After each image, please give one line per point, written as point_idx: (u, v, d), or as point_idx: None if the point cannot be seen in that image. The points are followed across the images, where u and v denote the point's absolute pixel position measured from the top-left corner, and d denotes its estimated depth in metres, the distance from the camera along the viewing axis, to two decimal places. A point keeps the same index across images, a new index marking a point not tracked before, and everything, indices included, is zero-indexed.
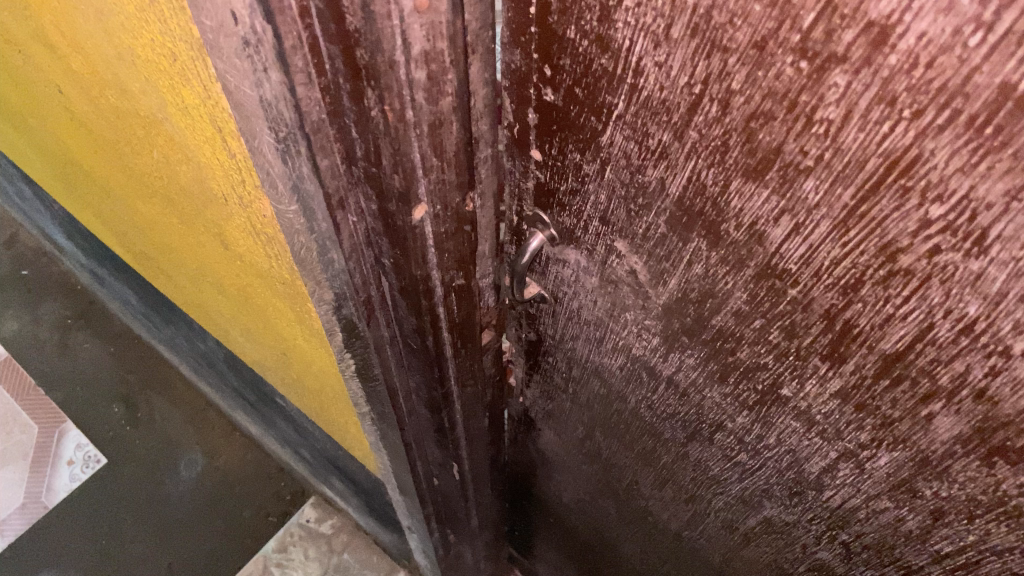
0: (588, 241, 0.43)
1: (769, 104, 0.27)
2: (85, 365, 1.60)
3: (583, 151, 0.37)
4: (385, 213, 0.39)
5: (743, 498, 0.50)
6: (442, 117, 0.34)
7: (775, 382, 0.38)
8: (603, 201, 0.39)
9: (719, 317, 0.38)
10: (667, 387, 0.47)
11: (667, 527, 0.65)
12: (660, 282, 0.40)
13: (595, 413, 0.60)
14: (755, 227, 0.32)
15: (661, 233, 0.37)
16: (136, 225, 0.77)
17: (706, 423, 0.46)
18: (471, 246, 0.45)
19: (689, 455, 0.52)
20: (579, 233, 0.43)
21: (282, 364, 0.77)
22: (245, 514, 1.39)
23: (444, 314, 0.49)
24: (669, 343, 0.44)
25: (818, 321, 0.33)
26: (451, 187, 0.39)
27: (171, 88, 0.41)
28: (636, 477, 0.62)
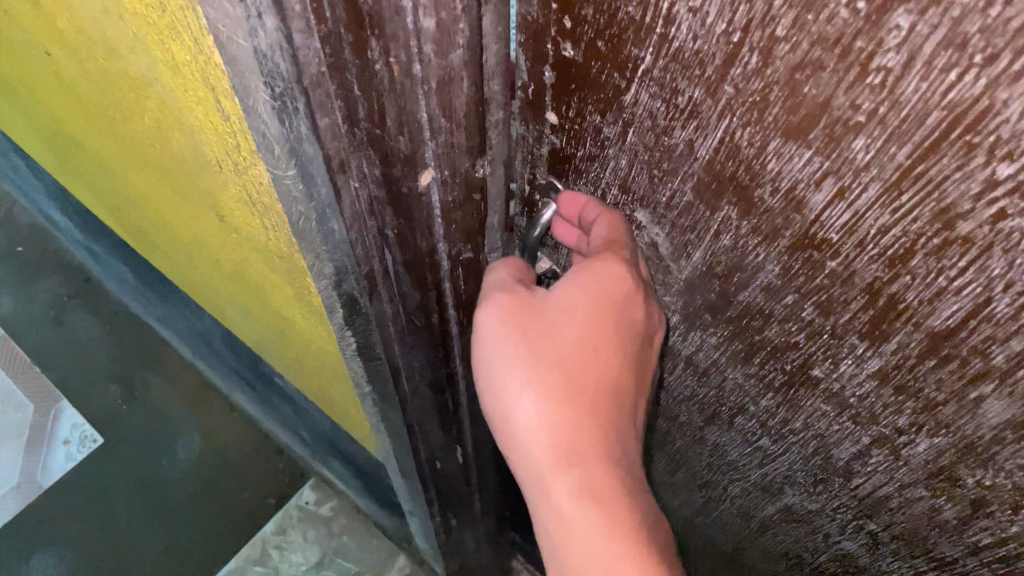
0: None
1: (818, 52, 0.24)
2: (82, 343, 1.57)
3: (604, 112, 0.34)
4: (389, 179, 0.36)
5: (762, 485, 0.48)
6: (451, 72, 0.32)
7: (805, 363, 0.36)
8: (624, 166, 0.36)
9: (747, 293, 0.36)
10: (685, 367, 0.45)
11: (677, 513, 0.63)
12: (683, 255, 0.37)
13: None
14: (794, 193, 0.29)
15: (687, 201, 0.34)
16: (129, 198, 0.74)
17: (726, 405, 0.44)
18: (479, 217, 0.42)
19: (705, 440, 0.49)
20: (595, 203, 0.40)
21: (280, 342, 0.75)
22: (244, 496, 1.37)
23: (449, 290, 0.47)
24: (690, 320, 0.41)
25: (858, 296, 0.30)
26: (459, 152, 0.37)
27: (160, 44, 0.38)
28: (647, 463, 0.60)
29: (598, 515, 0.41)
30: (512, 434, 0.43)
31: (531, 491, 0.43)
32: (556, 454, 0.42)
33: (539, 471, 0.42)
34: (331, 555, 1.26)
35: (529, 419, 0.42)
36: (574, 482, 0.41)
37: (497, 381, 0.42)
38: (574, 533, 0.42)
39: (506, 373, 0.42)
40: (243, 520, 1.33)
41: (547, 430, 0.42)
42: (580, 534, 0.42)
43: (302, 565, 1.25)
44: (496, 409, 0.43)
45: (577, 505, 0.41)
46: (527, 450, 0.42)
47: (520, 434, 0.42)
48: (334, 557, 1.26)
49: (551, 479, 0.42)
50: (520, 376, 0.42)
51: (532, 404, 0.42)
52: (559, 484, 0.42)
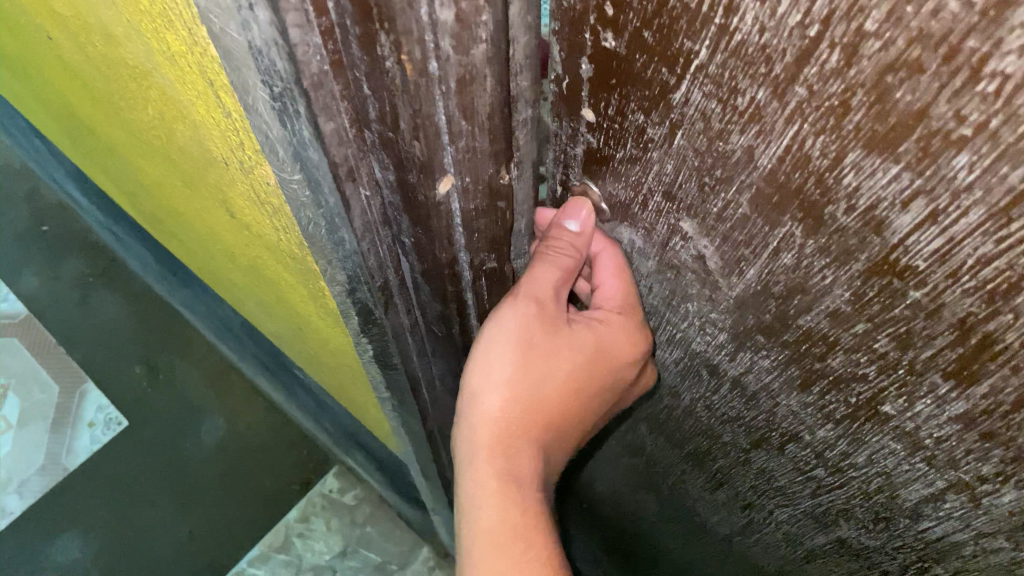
0: (646, 219, 0.36)
1: (917, 51, 0.19)
2: (107, 323, 1.55)
3: (648, 111, 0.30)
4: (405, 184, 0.32)
5: (813, 514, 0.44)
6: (472, 70, 0.27)
7: (874, 398, 0.32)
8: (670, 172, 0.32)
9: (809, 317, 0.31)
10: (732, 389, 0.41)
11: (715, 529, 0.59)
12: (735, 272, 0.33)
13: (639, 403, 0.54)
14: (874, 212, 0.25)
15: (743, 213, 0.30)
16: (142, 185, 0.71)
17: (777, 431, 0.40)
18: (506, 224, 0.38)
19: (751, 462, 0.45)
20: (635, 209, 0.36)
21: (300, 339, 0.72)
22: (268, 482, 1.35)
23: (472, 300, 0.43)
24: (739, 340, 0.37)
25: (946, 331, 0.26)
26: (482, 156, 0.32)
27: (155, 33, 0.35)
28: (683, 478, 0.56)
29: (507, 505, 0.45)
30: (473, 409, 0.46)
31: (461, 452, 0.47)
32: (503, 442, 0.46)
33: (476, 445, 0.46)
34: (355, 545, 1.25)
35: (495, 406, 0.46)
36: (501, 470, 0.46)
37: (483, 365, 0.45)
38: (477, 506, 0.46)
39: (493, 365, 0.45)
40: (269, 505, 1.32)
41: (506, 420, 0.46)
42: (483, 511, 0.45)
43: (326, 554, 1.24)
44: (466, 384, 0.46)
45: (496, 487, 0.45)
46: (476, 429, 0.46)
47: (481, 412, 0.46)
48: (357, 547, 1.25)
49: (483, 459, 0.46)
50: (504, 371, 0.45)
51: (504, 397, 0.45)
52: (490, 464, 0.46)
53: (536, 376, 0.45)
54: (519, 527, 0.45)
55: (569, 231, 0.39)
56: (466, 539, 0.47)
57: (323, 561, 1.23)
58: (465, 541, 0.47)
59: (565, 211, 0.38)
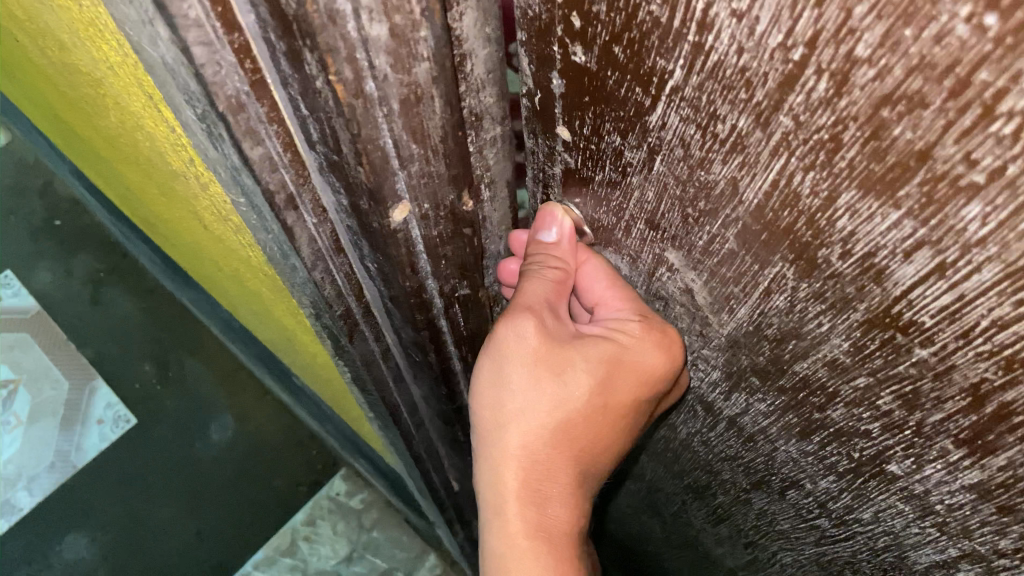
0: (630, 246, 0.32)
1: (918, 83, 0.16)
2: (118, 320, 1.52)
3: (625, 134, 0.26)
4: (357, 210, 0.29)
5: (818, 561, 0.41)
6: (416, 90, 0.24)
7: (879, 456, 0.28)
8: (651, 200, 0.28)
9: (805, 364, 0.28)
10: (728, 428, 0.38)
11: (719, 561, 0.55)
12: (725, 309, 0.30)
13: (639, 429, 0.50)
14: (871, 260, 0.21)
15: (729, 249, 0.27)
16: (128, 189, 0.68)
17: (777, 475, 0.37)
18: (477, 250, 0.35)
19: (752, 503, 0.42)
20: (619, 235, 0.32)
21: (293, 351, 0.69)
22: (277, 483, 1.33)
23: (446, 327, 0.40)
24: (733, 380, 0.34)
25: (957, 397, 0.23)
26: (440, 181, 0.28)
27: (94, 41, 0.32)
28: (685, 508, 0.53)
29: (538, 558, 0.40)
30: (493, 449, 0.40)
31: (484, 501, 0.42)
32: (529, 486, 0.40)
33: (499, 493, 0.41)
34: (361, 551, 1.23)
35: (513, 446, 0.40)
36: (531, 518, 0.40)
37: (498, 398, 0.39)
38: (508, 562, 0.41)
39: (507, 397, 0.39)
40: (276, 506, 1.30)
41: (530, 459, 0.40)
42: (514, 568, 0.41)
43: (331, 559, 1.23)
44: (485, 418, 0.41)
45: (525, 538, 0.40)
46: (498, 472, 0.40)
47: (500, 454, 0.40)
48: (363, 553, 1.23)
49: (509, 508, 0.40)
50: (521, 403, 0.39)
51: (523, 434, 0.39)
52: (516, 514, 0.40)
53: (564, 406, 0.39)
54: None
55: (545, 247, 0.35)
56: None
57: (328, 566, 1.22)
58: None
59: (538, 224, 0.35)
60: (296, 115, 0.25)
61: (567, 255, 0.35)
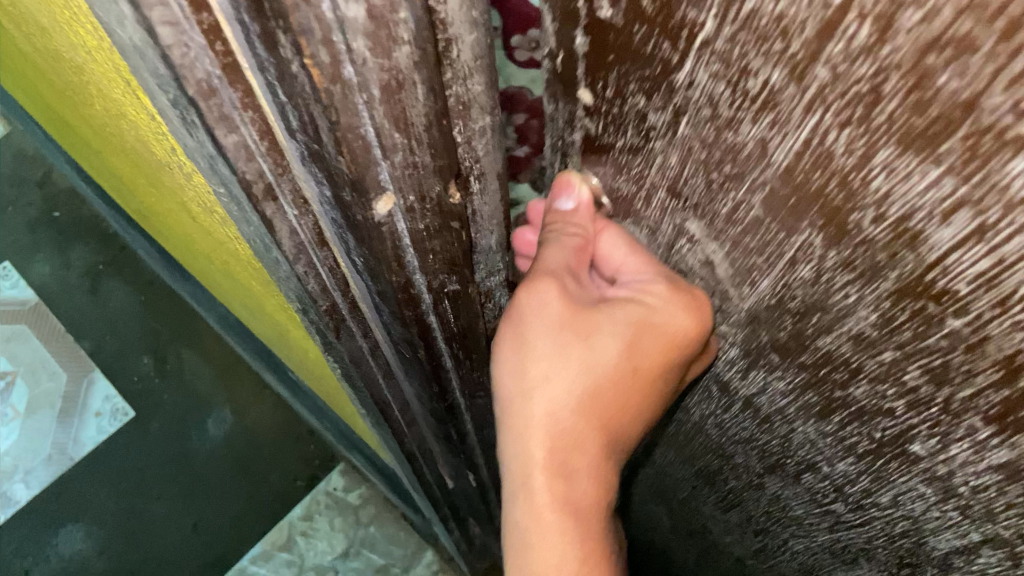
0: (649, 218, 0.31)
1: (968, 25, 0.15)
2: (115, 312, 1.49)
3: (649, 94, 0.25)
4: (354, 185, 0.28)
5: (831, 549, 0.40)
6: (398, 75, 0.24)
7: (902, 436, 0.27)
8: (674, 165, 0.27)
9: (829, 339, 0.27)
10: (744, 408, 0.37)
11: (727, 550, 0.55)
12: (748, 281, 0.29)
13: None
14: (907, 224, 0.20)
15: (755, 216, 0.26)
16: (119, 180, 0.67)
17: (793, 458, 0.36)
18: (467, 246, 0.36)
19: (765, 488, 0.41)
20: (639, 205, 0.31)
21: (286, 345, 0.67)
22: (274, 478, 1.31)
23: (436, 321, 0.41)
24: (752, 358, 0.33)
25: (989, 369, 0.22)
26: (425, 173, 0.29)
27: (71, 25, 0.31)
28: (693, 496, 0.52)
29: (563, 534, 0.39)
30: (516, 421, 0.38)
31: (507, 476, 0.39)
32: (557, 461, 0.38)
33: (524, 470, 0.38)
34: (358, 546, 1.22)
35: (539, 418, 0.37)
36: (559, 495, 0.38)
37: (522, 365, 0.37)
38: (534, 539, 0.39)
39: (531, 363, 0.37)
40: (274, 501, 1.28)
41: (555, 431, 0.37)
42: (541, 547, 0.39)
43: (328, 555, 1.21)
44: (507, 387, 0.38)
45: (554, 517, 0.38)
46: (523, 446, 0.38)
47: (526, 426, 0.38)
48: (360, 548, 1.22)
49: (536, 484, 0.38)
50: (547, 370, 0.37)
51: (549, 405, 0.37)
52: (546, 491, 0.38)
53: (592, 374, 0.36)
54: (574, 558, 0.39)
55: (564, 216, 0.34)
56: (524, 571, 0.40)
57: (324, 562, 1.21)
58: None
59: (557, 191, 0.34)
60: (277, 102, 0.25)
61: (586, 225, 0.34)
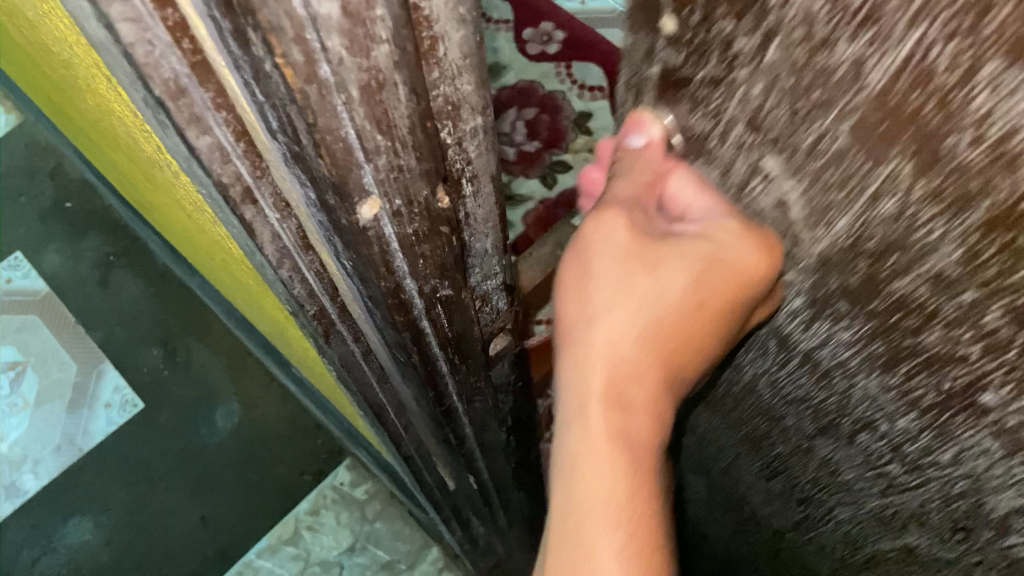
0: (724, 156, 0.34)
1: None
2: (127, 304, 1.49)
3: (740, 19, 0.27)
4: (323, 206, 0.26)
5: (880, 515, 0.43)
6: (378, 76, 0.22)
7: (972, 383, 0.29)
8: (757, 94, 0.29)
9: (905, 281, 0.29)
10: (804, 367, 0.40)
11: (765, 523, 0.58)
12: (824, 222, 0.31)
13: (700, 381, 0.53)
14: (1000, 144, 0.21)
15: (839, 148, 0.27)
16: (124, 177, 0.66)
17: (850, 419, 0.39)
18: (455, 255, 0.32)
19: (818, 453, 0.44)
20: (712, 144, 0.34)
21: (289, 344, 0.67)
22: (281, 472, 1.30)
23: (430, 330, 0.37)
24: (817, 309, 0.36)
25: None
26: (412, 177, 0.26)
27: (55, 17, 0.30)
28: (740, 466, 0.55)
29: (615, 471, 0.39)
30: (578, 349, 0.40)
31: (564, 409, 0.40)
32: (614, 389, 0.39)
33: (583, 398, 0.39)
34: (363, 541, 1.23)
35: (600, 344, 0.39)
36: (614, 425, 0.39)
37: (589, 293, 0.40)
38: (584, 475, 0.39)
39: (600, 289, 0.39)
40: (281, 494, 1.28)
41: (617, 359, 0.39)
42: (591, 485, 0.39)
43: (334, 550, 1.22)
44: (572, 318, 0.41)
45: (607, 446, 0.39)
46: (584, 373, 0.39)
47: (587, 352, 0.40)
48: (366, 544, 1.22)
49: (593, 412, 0.39)
50: (612, 296, 0.39)
51: (612, 330, 0.39)
52: (601, 419, 0.39)
53: (657, 303, 0.38)
54: (623, 499, 0.39)
55: (635, 152, 0.38)
56: (569, 514, 0.39)
57: (330, 557, 1.22)
58: (561, 521, 0.39)
59: (629, 128, 0.38)
60: (229, 121, 0.24)
61: (658, 162, 0.37)
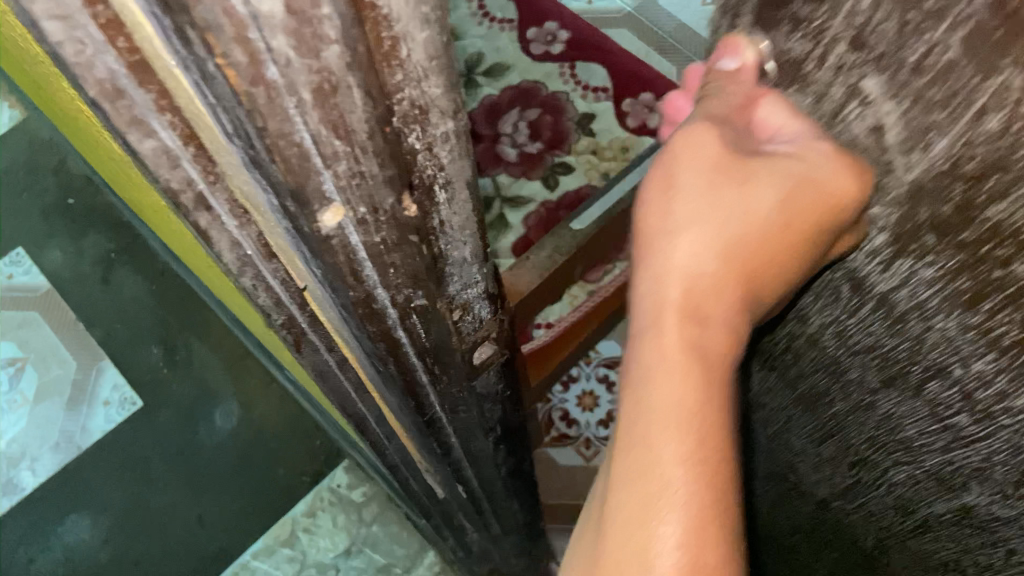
0: (819, 80, 0.34)
1: None
2: (127, 301, 1.48)
3: None
4: (283, 214, 0.25)
5: (938, 474, 0.43)
6: (330, 79, 0.20)
7: None
8: (865, 8, 0.29)
9: (1001, 207, 0.28)
10: (876, 311, 0.39)
11: (811, 493, 0.57)
12: (920, 145, 0.30)
13: (756, 336, 0.53)
14: None
15: (949, 60, 0.27)
16: (112, 173, 0.65)
17: (920, 364, 0.39)
18: (428, 262, 0.31)
19: (878, 406, 0.44)
20: (810, 67, 0.34)
21: (277, 347, 0.65)
22: (279, 472, 1.29)
23: (406, 339, 0.36)
24: (901, 244, 0.35)
25: None
26: (375, 184, 0.25)
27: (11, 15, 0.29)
28: (789, 424, 0.54)
29: (684, 380, 0.39)
30: (660, 260, 0.41)
31: (639, 319, 0.42)
32: (691, 300, 0.40)
33: (660, 308, 0.41)
34: (360, 545, 1.21)
35: (679, 257, 0.41)
36: (687, 335, 0.40)
37: (674, 206, 0.41)
38: (655, 381, 0.40)
39: (682, 203, 0.41)
40: (278, 495, 1.27)
41: (694, 271, 0.40)
42: (659, 394, 0.39)
43: (330, 552, 1.21)
44: (654, 231, 0.42)
45: (679, 355, 0.40)
46: (662, 283, 0.41)
47: (667, 264, 0.41)
48: (363, 547, 1.21)
49: (669, 321, 0.40)
50: (694, 206, 0.41)
51: (694, 242, 0.40)
52: (676, 329, 0.40)
53: (743, 217, 0.40)
54: (692, 409, 0.39)
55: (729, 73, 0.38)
56: (633, 419, 0.40)
57: (327, 559, 1.21)
58: (628, 427, 0.40)
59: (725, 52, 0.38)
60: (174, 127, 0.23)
61: (751, 87, 0.38)
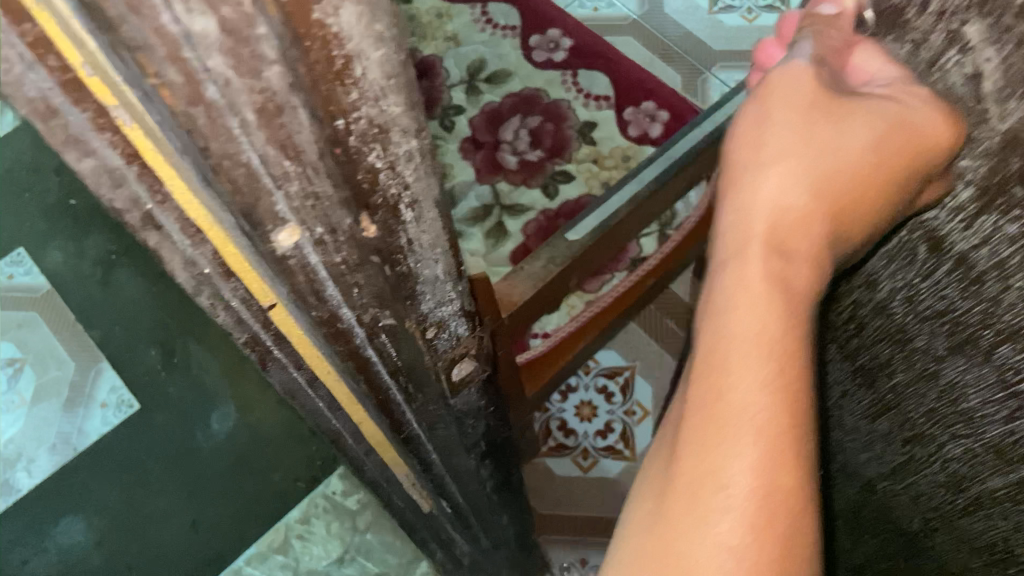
0: (922, 27, 0.39)
1: None
2: (125, 303, 1.47)
3: None
4: (237, 237, 0.26)
5: (995, 441, 0.46)
6: (273, 98, 0.21)
7: None
8: None
9: None
10: (955, 274, 0.43)
11: (862, 461, 0.60)
12: (1010, 93, 0.35)
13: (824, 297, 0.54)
14: None
15: None
16: None
17: (992, 326, 0.42)
18: (393, 282, 0.32)
19: (945, 372, 0.47)
20: (912, 16, 0.40)
21: None
22: (275, 477, 1.28)
23: (375, 357, 0.36)
24: (986, 202, 0.39)
25: None
26: (330, 203, 0.26)
27: None
28: (851, 392, 0.57)
29: (768, 305, 0.41)
30: (748, 191, 0.44)
31: (725, 247, 0.44)
32: (779, 230, 0.42)
33: (748, 235, 0.43)
34: (353, 553, 1.21)
35: (770, 188, 0.43)
36: (774, 263, 0.42)
37: (769, 142, 0.45)
38: (740, 302, 0.41)
39: (776, 140, 0.44)
40: (273, 500, 1.26)
41: (785, 206, 0.43)
42: (742, 316, 0.41)
43: (324, 560, 1.21)
44: (744, 166, 0.45)
45: (765, 281, 0.41)
46: (752, 212, 0.43)
47: (757, 195, 0.43)
48: (356, 555, 1.20)
49: (757, 250, 0.42)
50: (788, 140, 0.44)
51: (785, 176, 0.43)
52: (763, 258, 0.42)
53: (836, 160, 0.43)
54: (773, 334, 0.41)
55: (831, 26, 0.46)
56: (713, 342, 0.41)
57: (319, 567, 1.20)
58: (706, 348, 0.42)
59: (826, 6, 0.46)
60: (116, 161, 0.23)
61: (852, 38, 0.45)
